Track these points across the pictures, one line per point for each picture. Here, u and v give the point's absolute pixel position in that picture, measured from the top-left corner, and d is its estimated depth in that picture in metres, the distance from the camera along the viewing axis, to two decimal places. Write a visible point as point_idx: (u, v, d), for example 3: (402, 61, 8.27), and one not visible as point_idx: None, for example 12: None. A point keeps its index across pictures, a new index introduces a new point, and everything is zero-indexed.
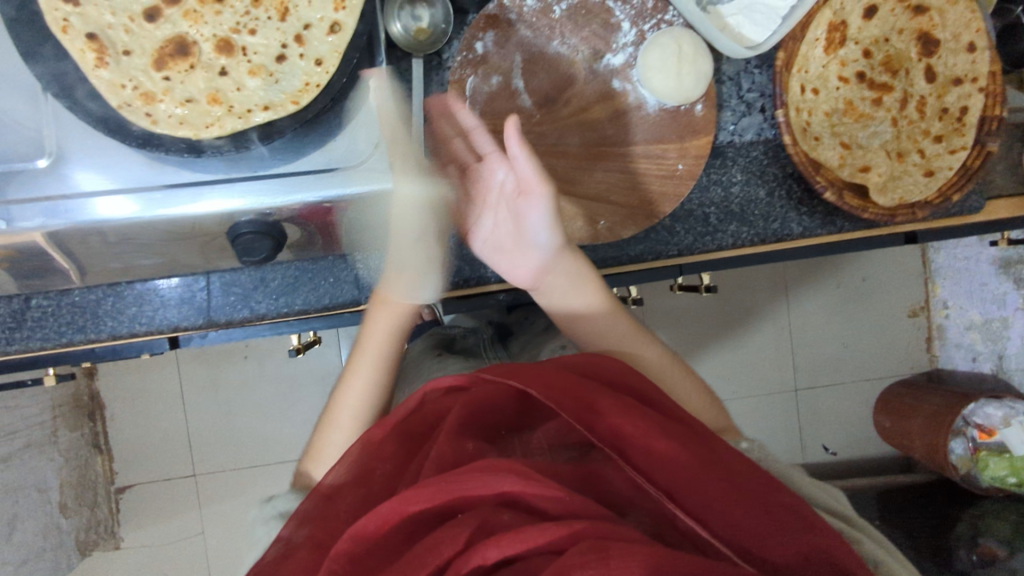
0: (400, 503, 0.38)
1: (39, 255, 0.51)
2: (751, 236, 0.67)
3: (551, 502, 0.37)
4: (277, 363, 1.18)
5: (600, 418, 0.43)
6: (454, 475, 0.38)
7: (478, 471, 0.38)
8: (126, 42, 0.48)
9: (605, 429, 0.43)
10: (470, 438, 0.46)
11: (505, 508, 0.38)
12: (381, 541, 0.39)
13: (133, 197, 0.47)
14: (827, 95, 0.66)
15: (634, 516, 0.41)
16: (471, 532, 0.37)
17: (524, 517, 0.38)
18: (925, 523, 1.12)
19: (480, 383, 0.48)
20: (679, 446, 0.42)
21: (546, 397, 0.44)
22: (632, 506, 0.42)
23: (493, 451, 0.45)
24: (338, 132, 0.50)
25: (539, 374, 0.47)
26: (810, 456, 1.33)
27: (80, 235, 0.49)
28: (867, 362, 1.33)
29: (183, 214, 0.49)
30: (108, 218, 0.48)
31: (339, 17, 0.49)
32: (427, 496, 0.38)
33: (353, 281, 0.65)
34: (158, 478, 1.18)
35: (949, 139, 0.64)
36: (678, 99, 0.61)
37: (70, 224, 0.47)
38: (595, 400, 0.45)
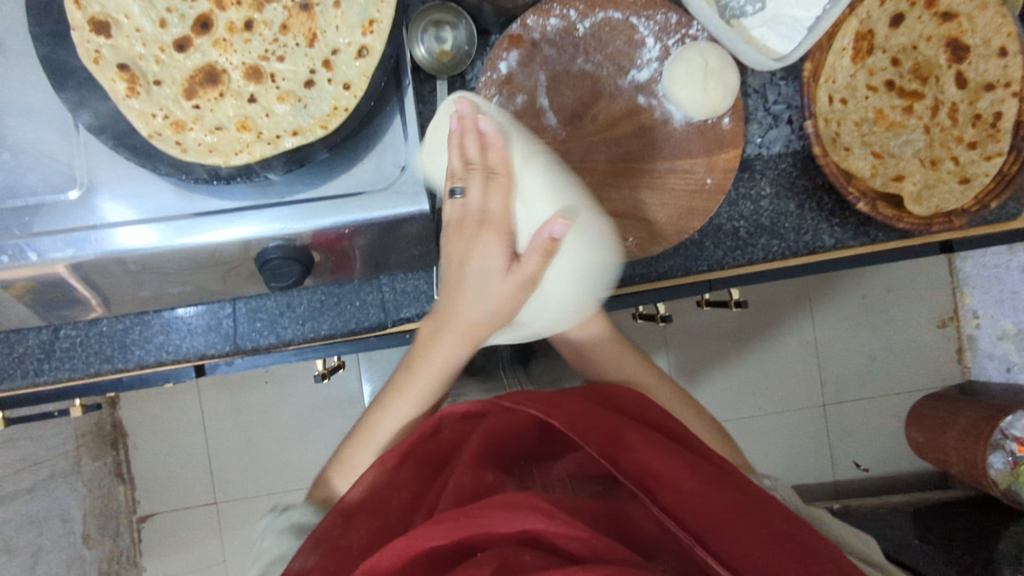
0: (418, 539, 0.36)
1: (58, 285, 0.51)
2: (783, 250, 0.65)
3: (574, 542, 0.37)
4: (298, 388, 1.18)
5: (625, 453, 0.43)
6: (476, 510, 0.37)
7: (499, 506, 0.37)
8: (157, 72, 0.48)
9: (629, 465, 0.42)
10: (489, 467, 0.45)
11: (525, 547, 0.38)
12: None
13: (156, 227, 0.47)
14: (855, 104, 0.65)
15: (660, 560, 0.40)
16: (492, 571, 0.36)
17: (546, 558, 0.37)
18: (968, 543, 1.06)
19: (500, 413, 0.48)
20: (707, 486, 0.41)
21: (570, 429, 0.43)
22: (658, 549, 0.41)
23: (513, 481, 0.45)
24: (367, 154, 0.51)
25: (562, 405, 0.46)
26: (841, 473, 1.29)
27: (103, 265, 0.48)
28: (897, 374, 1.30)
29: (207, 241, 0.48)
30: (131, 248, 0.47)
31: (367, 41, 0.48)
32: (446, 534, 0.36)
33: (379, 305, 0.64)
34: (180, 506, 1.17)
35: (984, 146, 0.63)
36: (705, 112, 0.60)
37: (97, 255, 0.47)
38: (619, 435, 0.45)
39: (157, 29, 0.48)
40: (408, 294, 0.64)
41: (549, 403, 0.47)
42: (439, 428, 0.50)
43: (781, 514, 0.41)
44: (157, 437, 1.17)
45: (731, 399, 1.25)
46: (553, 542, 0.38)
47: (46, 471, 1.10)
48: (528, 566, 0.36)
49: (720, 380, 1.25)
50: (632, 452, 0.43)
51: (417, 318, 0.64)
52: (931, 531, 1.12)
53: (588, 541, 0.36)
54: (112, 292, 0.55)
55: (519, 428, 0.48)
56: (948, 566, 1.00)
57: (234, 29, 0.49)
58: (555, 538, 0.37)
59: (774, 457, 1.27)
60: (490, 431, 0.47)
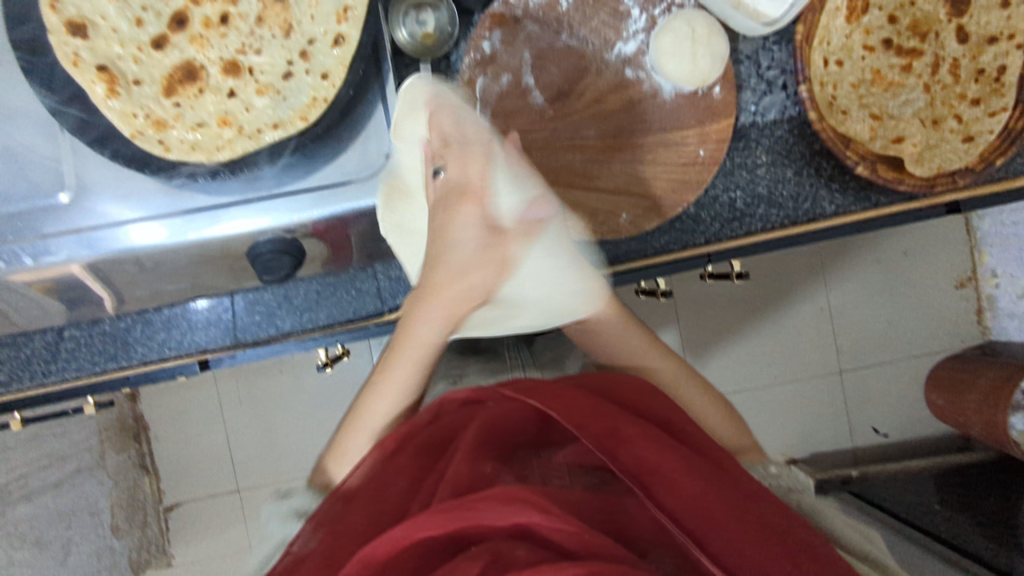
0: (413, 527, 0.37)
1: (76, 286, 0.53)
2: (782, 219, 0.64)
3: (568, 537, 0.37)
4: (312, 376, 1.19)
5: (623, 445, 0.43)
6: (470, 503, 0.38)
7: (494, 501, 0.38)
8: (136, 72, 0.48)
9: (625, 458, 0.42)
10: (488, 458, 0.45)
11: (518, 541, 0.38)
12: (392, 562, 0.38)
13: (167, 222, 0.48)
14: (852, 65, 0.63)
15: (654, 557, 0.40)
16: (484, 566, 0.36)
17: (538, 552, 0.37)
18: (990, 504, 1.05)
19: (499, 400, 0.49)
20: (704, 484, 0.41)
21: (567, 419, 0.43)
22: (652, 545, 0.40)
23: (512, 471, 0.45)
24: (351, 144, 0.52)
25: (557, 392, 0.46)
26: (860, 440, 1.28)
27: (115, 262, 0.50)
28: (915, 338, 1.27)
29: (210, 237, 0.49)
30: (140, 245, 0.49)
31: (343, 29, 0.47)
32: (439, 524, 0.37)
33: (375, 293, 0.64)
34: (203, 496, 1.19)
35: (988, 102, 0.60)
36: (694, 82, 0.59)
37: (109, 254, 0.48)
38: (617, 425, 0.44)
39: (133, 28, 0.48)
40: (402, 282, 0.64)
41: (546, 393, 0.47)
42: (439, 413, 0.50)
43: (774, 509, 0.41)
44: (177, 429, 1.19)
45: (744, 369, 1.25)
46: (546, 536, 0.38)
47: (76, 463, 1.18)
48: (520, 559, 0.36)
49: (733, 350, 1.24)
50: (630, 445, 0.43)
51: None
52: (955, 493, 1.11)
53: (581, 537, 0.36)
54: (123, 288, 0.56)
55: (517, 417, 0.49)
56: (975, 532, 0.99)
57: (210, 24, 0.49)
58: (547, 532, 0.37)
59: (790, 427, 1.26)
60: (491, 417, 0.48)
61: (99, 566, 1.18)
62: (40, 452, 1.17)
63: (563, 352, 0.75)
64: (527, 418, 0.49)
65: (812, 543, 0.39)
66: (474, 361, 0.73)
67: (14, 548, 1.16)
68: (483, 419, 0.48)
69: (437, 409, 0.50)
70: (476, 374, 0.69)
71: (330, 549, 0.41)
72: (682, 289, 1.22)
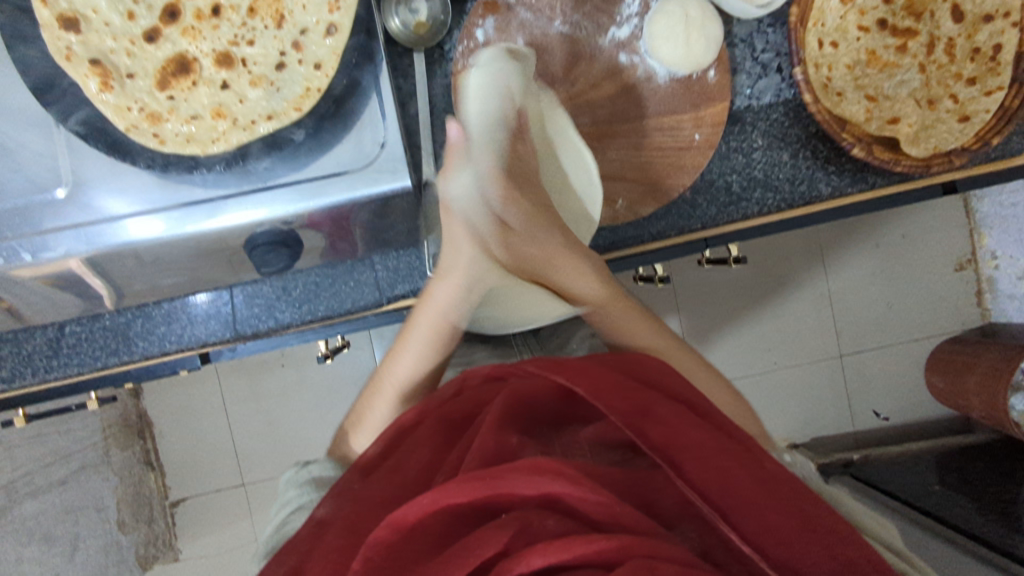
0: (443, 494, 0.39)
1: (76, 281, 0.53)
2: (778, 202, 0.64)
3: (597, 507, 0.39)
4: (315, 370, 1.20)
5: (653, 423, 0.43)
6: (497, 471, 0.39)
7: (525, 471, 0.39)
8: (129, 66, 0.48)
9: (655, 437, 0.42)
10: (509, 432, 0.46)
11: (546, 511, 0.40)
12: (417, 530, 0.40)
13: (163, 217, 0.48)
14: (847, 47, 0.63)
15: (681, 531, 0.42)
16: (513, 534, 0.38)
17: (567, 522, 0.39)
18: (988, 483, 1.06)
19: (523, 376, 0.49)
20: (732, 460, 0.42)
21: (595, 398, 0.43)
22: (680, 519, 0.42)
23: (533, 446, 0.46)
24: (346, 133, 0.50)
25: (584, 371, 0.46)
26: (860, 423, 1.29)
27: (113, 257, 0.50)
28: (914, 321, 1.28)
29: (208, 231, 0.49)
30: (139, 239, 0.48)
31: (335, 18, 0.48)
32: (468, 493, 0.39)
33: (373, 284, 0.64)
34: (208, 490, 1.20)
35: (984, 81, 0.60)
36: (688, 66, 0.59)
37: (108, 249, 0.48)
38: (647, 404, 0.44)
39: (125, 22, 0.48)
40: (402, 272, 0.65)
41: (571, 370, 0.46)
42: (462, 387, 0.52)
43: (797, 482, 0.43)
44: (181, 425, 1.20)
45: (744, 355, 1.25)
46: (573, 506, 0.39)
47: (80, 459, 1.18)
48: (549, 530, 0.38)
49: (732, 336, 1.24)
50: (660, 424, 0.43)
51: (411, 296, 0.65)
52: (953, 473, 1.12)
53: (608, 507, 0.38)
54: (123, 283, 0.56)
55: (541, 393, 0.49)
56: (976, 513, 1.00)
57: (202, 16, 0.49)
58: (574, 502, 0.39)
59: (791, 412, 1.27)
60: (515, 395, 0.48)
61: (107, 561, 1.19)
62: (45, 450, 1.18)
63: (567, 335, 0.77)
64: (551, 394, 0.49)
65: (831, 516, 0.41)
66: (478, 349, 0.74)
67: (21, 545, 1.17)
68: (506, 396, 0.48)
69: (461, 382, 0.52)
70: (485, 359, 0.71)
71: (354, 515, 0.44)
72: (680, 276, 1.22)
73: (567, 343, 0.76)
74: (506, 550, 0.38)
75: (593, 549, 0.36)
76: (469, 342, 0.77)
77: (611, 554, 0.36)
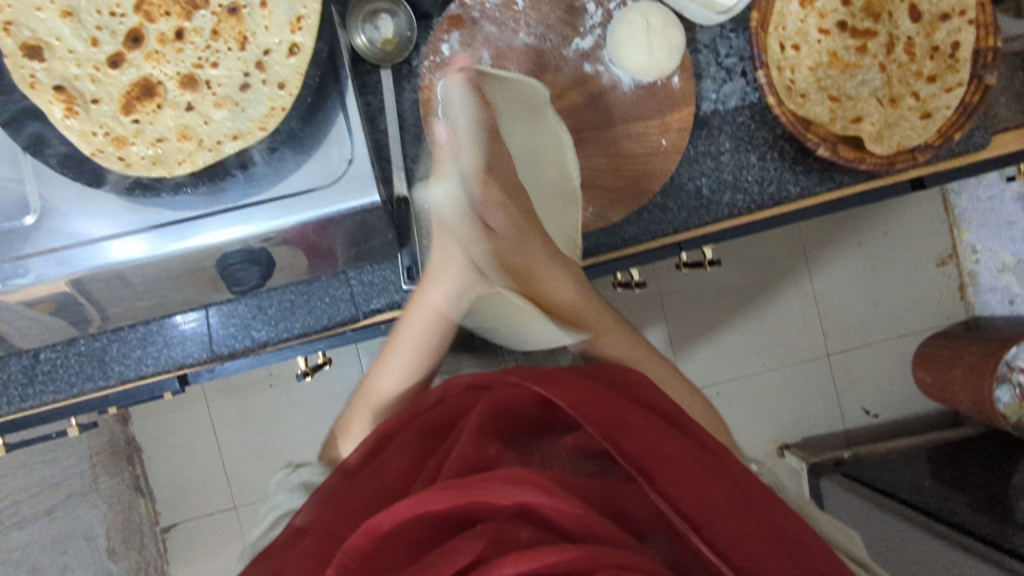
0: (420, 501, 0.39)
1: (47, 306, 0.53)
2: (748, 203, 0.65)
3: (568, 519, 0.39)
4: (304, 388, 1.19)
5: (627, 434, 0.45)
6: (477, 481, 0.40)
7: (501, 480, 0.39)
8: (94, 91, 0.48)
9: (628, 447, 0.44)
10: (490, 441, 0.47)
11: (522, 521, 0.40)
12: (393, 537, 0.40)
13: (141, 237, 0.48)
14: (809, 49, 0.63)
15: (653, 541, 0.43)
16: (486, 543, 0.38)
17: (541, 533, 0.39)
18: (980, 479, 1.05)
19: (505, 386, 0.51)
20: (704, 475, 0.44)
21: (573, 409, 0.46)
22: (651, 532, 0.43)
23: (513, 455, 0.47)
24: (312, 153, 0.50)
25: (563, 382, 0.49)
26: (850, 421, 1.29)
27: (96, 279, 0.50)
28: (899, 317, 1.28)
29: (185, 250, 0.49)
30: (123, 261, 0.49)
31: (297, 38, 0.48)
32: (444, 499, 0.39)
33: (348, 298, 0.64)
34: (199, 514, 1.19)
35: (944, 78, 0.61)
36: (653, 73, 0.59)
37: (87, 271, 0.49)
38: (623, 416, 0.46)
39: (89, 48, 0.48)
40: (375, 286, 0.64)
41: (551, 381, 0.49)
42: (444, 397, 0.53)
43: (770, 497, 0.45)
44: (170, 449, 1.19)
45: (731, 358, 1.26)
46: (548, 516, 0.40)
47: (67, 488, 1.17)
48: (521, 540, 0.39)
49: (719, 338, 1.25)
50: (633, 436, 0.45)
51: (386, 309, 0.64)
52: (944, 470, 1.11)
53: (582, 519, 0.39)
54: (97, 307, 0.56)
55: (520, 402, 0.51)
56: (968, 507, 1.00)
57: (166, 40, 0.49)
58: (550, 513, 0.40)
59: (781, 412, 1.27)
60: (495, 402, 0.50)
61: None
62: (32, 479, 1.17)
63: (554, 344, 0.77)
64: (529, 403, 0.51)
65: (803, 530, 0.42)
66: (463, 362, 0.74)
67: None
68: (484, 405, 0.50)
69: (442, 392, 0.54)
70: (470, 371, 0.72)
71: (330, 522, 0.45)
72: (665, 283, 1.23)
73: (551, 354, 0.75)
74: (479, 559, 0.38)
75: (563, 558, 0.35)
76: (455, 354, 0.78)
77: (583, 563, 0.36)
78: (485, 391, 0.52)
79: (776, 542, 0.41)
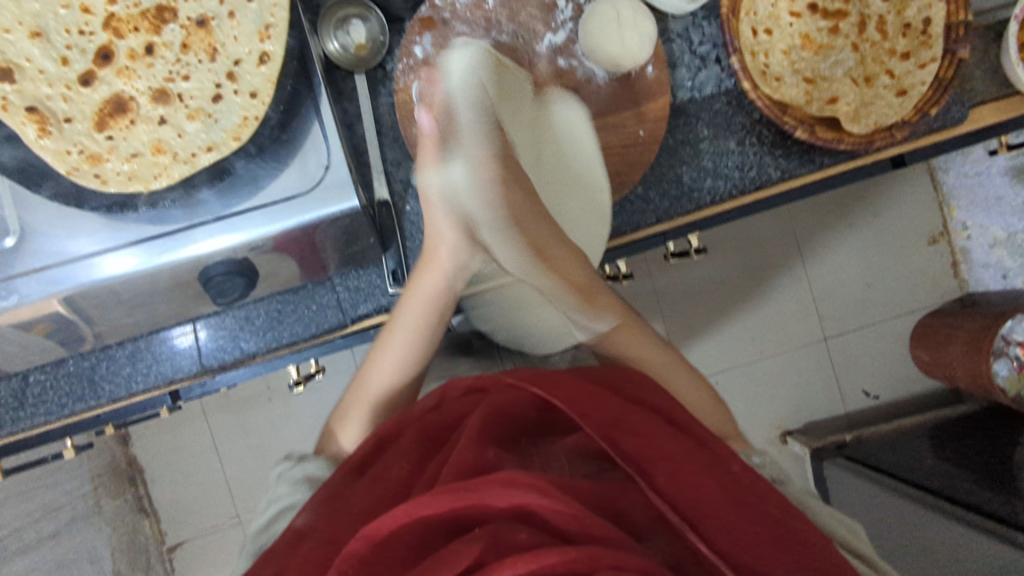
0: (415, 507, 0.39)
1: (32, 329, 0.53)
2: (730, 188, 0.65)
3: (567, 521, 0.39)
4: (303, 400, 1.19)
5: (626, 435, 0.45)
6: (473, 484, 0.39)
7: (498, 484, 0.39)
8: (66, 110, 0.48)
9: (627, 447, 0.44)
10: (487, 444, 0.47)
11: (520, 524, 0.40)
12: (393, 543, 0.40)
13: (134, 252, 0.48)
14: (781, 33, 0.63)
15: (652, 543, 0.43)
16: (483, 546, 0.38)
17: (540, 534, 0.39)
18: (982, 454, 1.04)
19: (502, 388, 0.50)
20: (702, 475, 0.44)
21: (571, 410, 0.45)
22: (651, 532, 0.43)
23: (511, 459, 0.46)
24: (289, 161, 0.50)
25: (559, 383, 0.49)
26: (851, 404, 1.29)
27: (86, 295, 0.50)
28: (894, 297, 1.28)
29: (184, 259, 0.49)
30: (114, 276, 0.48)
31: (267, 47, 0.48)
32: (443, 505, 0.39)
33: (335, 305, 0.65)
34: (206, 531, 1.20)
35: (917, 54, 0.61)
36: (627, 63, 0.59)
37: (78, 287, 0.48)
38: (620, 416, 0.46)
39: (60, 67, 0.48)
40: (361, 291, 0.65)
41: (550, 382, 0.49)
42: (443, 399, 0.53)
43: (767, 496, 0.45)
44: (173, 468, 1.19)
45: (728, 348, 1.26)
46: (546, 518, 0.40)
47: None
48: (519, 543, 0.38)
49: (715, 327, 1.26)
50: (632, 436, 0.45)
51: (374, 314, 0.65)
52: (947, 448, 1.10)
53: (581, 521, 0.39)
54: (85, 325, 0.57)
55: (517, 405, 0.50)
56: (973, 483, 0.98)
57: (136, 55, 0.49)
58: (548, 515, 0.39)
59: (781, 399, 1.27)
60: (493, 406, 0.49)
61: None
62: None
63: (551, 344, 0.77)
64: (526, 406, 0.50)
65: (799, 528, 0.43)
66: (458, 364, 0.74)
67: None
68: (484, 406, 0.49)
69: (442, 395, 0.53)
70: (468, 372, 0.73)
71: (329, 533, 0.44)
72: (657, 275, 1.24)
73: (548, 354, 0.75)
74: (478, 563, 0.38)
75: (563, 559, 0.35)
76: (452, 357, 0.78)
77: (582, 564, 0.36)
78: (483, 394, 0.52)
79: (776, 539, 0.41)
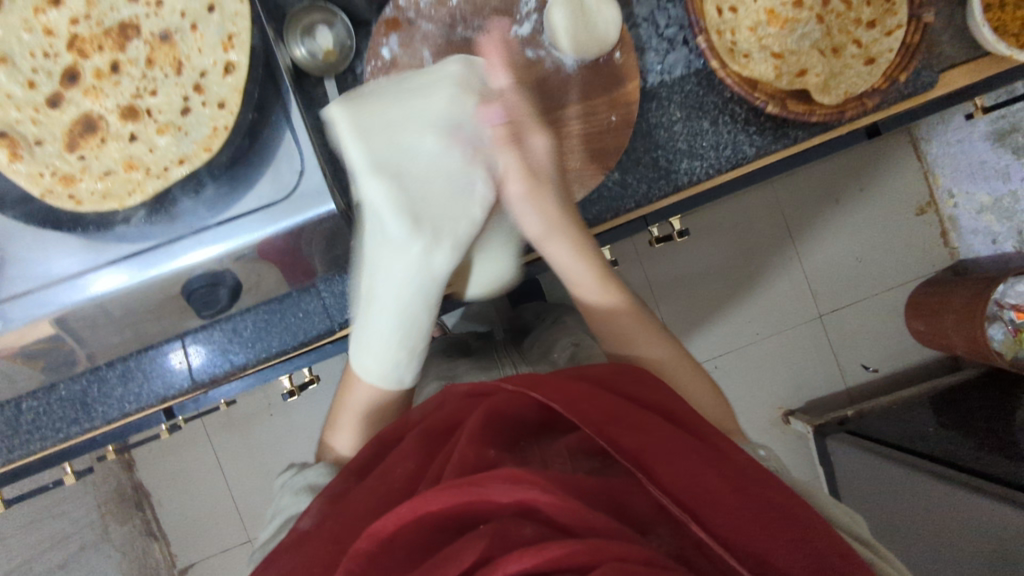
0: (422, 503, 0.39)
1: (21, 354, 0.53)
2: (706, 169, 0.66)
3: (570, 518, 0.39)
4: (304, 414, 1.19)
5: (627, 430, 0.45)
6: (477, 480, 0.39)
7: (502, 479, 0.39)
8: (37, 133, 0.48)
9: (627, 442, 0.44)
10: (489, 444, 0.46)
11: (524, 520, 0.40)
12: (396, 539, 0.40)
13: (119, 269, 0.49)
14: (746, 10, 0.63)
15: (657, 536, 0.43)
16: (488, 543, 0.38)
17: (543, 530, 0.39)
18: (984, 420, 1.03)
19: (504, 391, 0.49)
20: (705, 468, 0.44)
21: (571, 408, 0.45)
22: (655, 525, 0.43)
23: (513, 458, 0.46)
24: (262, 171, 0.50)
25: (562, 386, 0.48)
26: (851, 378, 1.28)
27: (75, 315, 0.51)
28: (887, 269, 1.27)
29: (169, 271, 0.49)
30: (102, 294, 0.49)
31: (231, 57, 0.48)
32: (447, 499, 0.39)
33: (322, 311, 0.66)
34: (215, 551, 1.19)
35: (883, 22, 0.61)
36: (594, 51, 0.60)
37: (69, 305, 0.49)
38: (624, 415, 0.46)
39: (27, 91, 0.49)
40: (346, 295, 0.65)
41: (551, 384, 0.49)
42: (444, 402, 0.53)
43: (768, 483, 0.45)
44: (177, 490, 1.19)
45: (725, 331, 1.26)
46: (550, 514, 0.40)
47: None
48: (524, 538, 0.38)
49: (711, 311, 1.26)
50: (633, 433, 0.45)
51: None
52: (950, 415, 1.10)
53: (584, 516, 0.38)
54: (75, 347, 0.57)
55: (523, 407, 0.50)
56: (973, 448, 0.98)
57: (101, 74, 0.49)
58: (551, 511, 0.39)
59: (781, 378, 1.28)
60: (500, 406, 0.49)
61: None
62: None
63: (549, 343, 0.76)
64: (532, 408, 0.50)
65: (803, 515, 0.43)
66: (459, 364, 0.75)
67: None
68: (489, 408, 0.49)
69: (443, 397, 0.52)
70: (467, 372, 0.72)
71: (337, 531, 0.44)
72: (649, 265, 1.24)
73: (547, 349, 0.75)
74: (484, 559, 0.37)
75: (567, 553, 0.35)
76: (452, 356, 0.80)
77: (585, 558, 0.35)
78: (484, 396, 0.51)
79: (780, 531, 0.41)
